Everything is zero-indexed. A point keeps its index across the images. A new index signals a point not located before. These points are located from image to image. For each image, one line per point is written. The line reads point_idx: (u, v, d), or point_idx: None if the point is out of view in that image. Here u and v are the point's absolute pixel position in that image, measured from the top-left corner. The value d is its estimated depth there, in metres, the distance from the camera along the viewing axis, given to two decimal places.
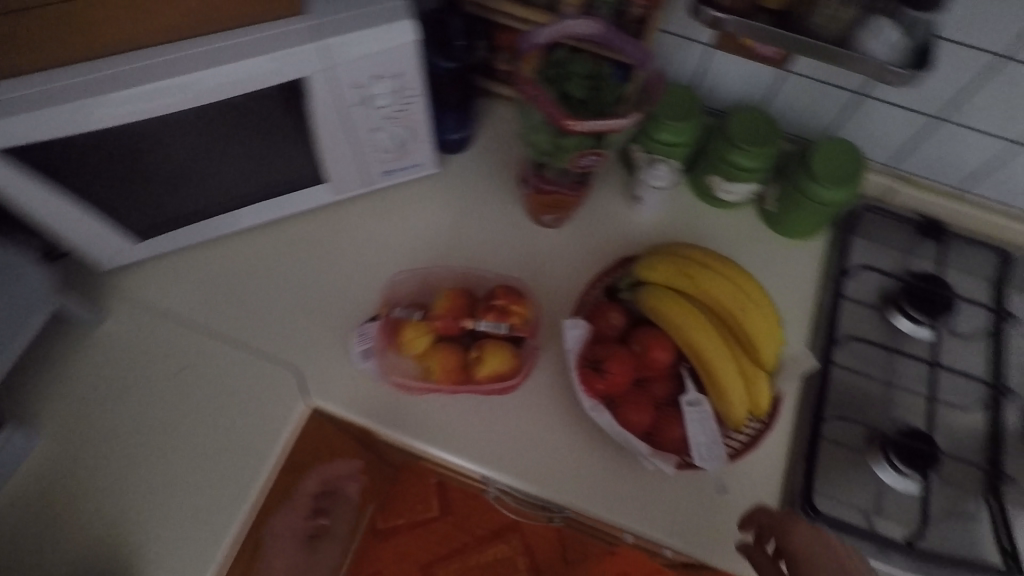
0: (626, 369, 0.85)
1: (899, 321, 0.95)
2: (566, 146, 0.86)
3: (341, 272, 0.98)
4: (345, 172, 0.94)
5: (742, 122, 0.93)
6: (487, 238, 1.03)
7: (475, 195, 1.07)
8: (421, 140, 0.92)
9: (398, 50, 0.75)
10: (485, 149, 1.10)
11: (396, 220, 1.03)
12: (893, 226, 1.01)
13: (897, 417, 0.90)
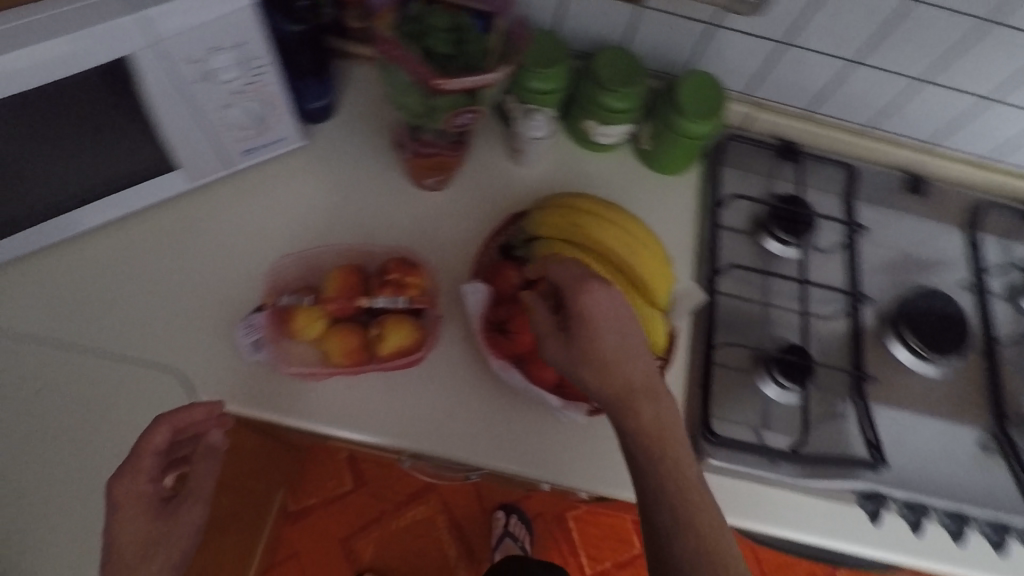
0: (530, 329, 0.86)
1: (770, 244, 1.01)
2: (437, 106, 0.83)
3: (211, 264, 0.90)
4: (197, 158, 0.85)
5: (606, 61, 0.95)
6: (369, 206, 0.98)
7: (351, 162, 1.01)
8: (280, 113, 0.84)
9: (231, 19, 0.67)
10: (355, 114, 1.04)
11: (266, 198, 0.96)
12: (755, 154, 1.07)
13: (776, 334, 0.97)
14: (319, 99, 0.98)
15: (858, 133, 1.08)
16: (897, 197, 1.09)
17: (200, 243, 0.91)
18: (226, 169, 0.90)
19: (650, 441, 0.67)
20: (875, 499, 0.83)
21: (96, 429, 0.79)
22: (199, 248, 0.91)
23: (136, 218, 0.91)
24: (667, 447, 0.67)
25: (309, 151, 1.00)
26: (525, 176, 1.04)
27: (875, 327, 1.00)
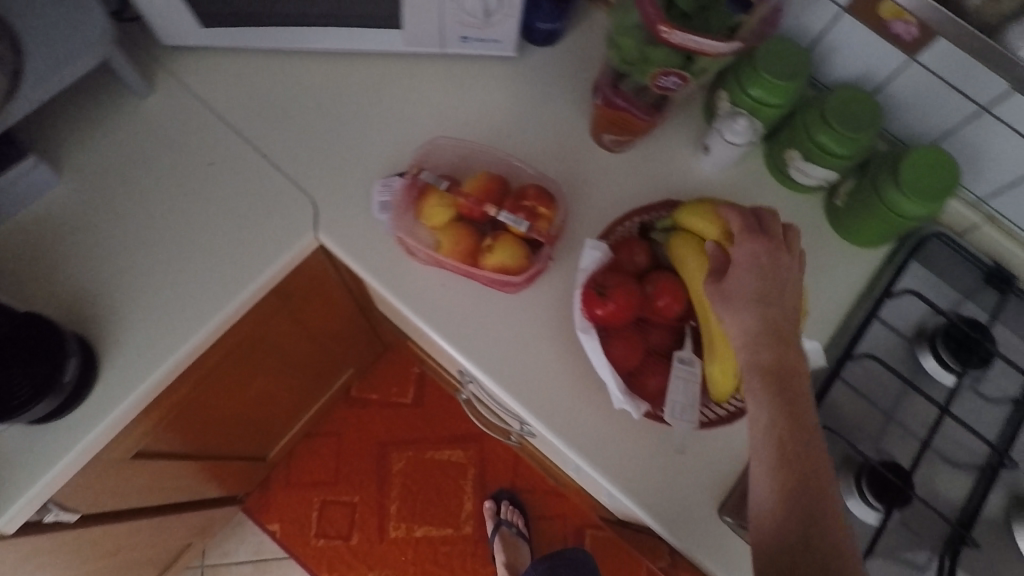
0: (631, 300, 0.64)
1: (926, 359, 0.74)
2: (650, 59, 0.61)
3: (361, 142, 0.77)
4: (421, 28, 0.75)
5: (846, 100, 0.72)
6: (538, 144, 0.78)
7: (546, 85, 0.81)
8: (510, 13, 0.72)
9: None
10: (581, 49, 0.82)
11: (448, 91, 0.80)
12: (960, 263, 0.77)
13: (885, 450, 0.72)
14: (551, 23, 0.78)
15: None
16: None
17: (361, 117, 0.78)
18: (438, 48, 0.78)
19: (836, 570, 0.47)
20: None
21: (203, 272, 0.71)
22: (350, 130, 0.78)
23: (322, 63, 0.81)
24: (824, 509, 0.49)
25: (514, 69, 0.81)
26: (702, 176, 0.79)
27: (1004, 507, 0.70)
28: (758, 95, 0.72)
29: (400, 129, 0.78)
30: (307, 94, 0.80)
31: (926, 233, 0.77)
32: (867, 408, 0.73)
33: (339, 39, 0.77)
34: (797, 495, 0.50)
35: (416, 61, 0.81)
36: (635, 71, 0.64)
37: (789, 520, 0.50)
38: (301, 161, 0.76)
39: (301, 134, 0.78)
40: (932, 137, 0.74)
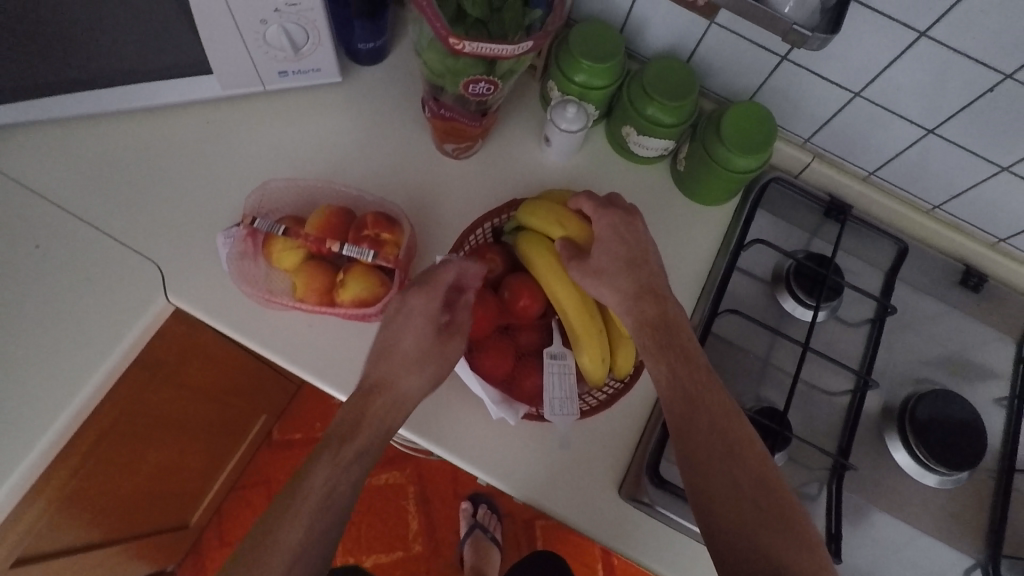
0: (490, 310, 0.66)
1: (785, 301, 0.78)
2: (454, 70, 0.61)
3: (194, 196, 0.73)
4: (232, 71, 0.72)
5: (662, 69, 0.75)
6: (379, 167, 0.77)
7: (377, 106, 0.80)
8: (322, 41, 0.70)
9: None
10: (407, 63, 0.82)
11: (278, 128, 0.77)
12: (797, 203, 0.82)
13: (764, 397, 0.75)
14: (371, 40, 0.77)
15: (922, 213, 0.81)
16: (945, 291, 0.81)
17: (191, 171, 0.75)
18: (263, 87, 0.75)
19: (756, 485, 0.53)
20: None
21: (41, 369, 0.66)
22: (179, 185, 0.74)
23: (139, 120, 0.76)
24: (739, 442, 0.55)
25: (344, 93, 0.80)
26: (548, 167, 0.81)
27: (877, 416, 0.77)
28: (583, 79, 0.74)
29: (236, 175, 0.75)
30: (128, 156, 0.75)
31: (763, 182, 0.81)
32: (737, 359, 0.76)
33: (152, 95, 0.73)
34: (716, 436, 0.55)
35: (240, 103, 0.78)
36: (449, 86, 0.64)
37: (715, 461, 0.54)
38: (132, 227, 0.72)
39: (130, 199, 0.73)
40: (751, 91, 0.78)
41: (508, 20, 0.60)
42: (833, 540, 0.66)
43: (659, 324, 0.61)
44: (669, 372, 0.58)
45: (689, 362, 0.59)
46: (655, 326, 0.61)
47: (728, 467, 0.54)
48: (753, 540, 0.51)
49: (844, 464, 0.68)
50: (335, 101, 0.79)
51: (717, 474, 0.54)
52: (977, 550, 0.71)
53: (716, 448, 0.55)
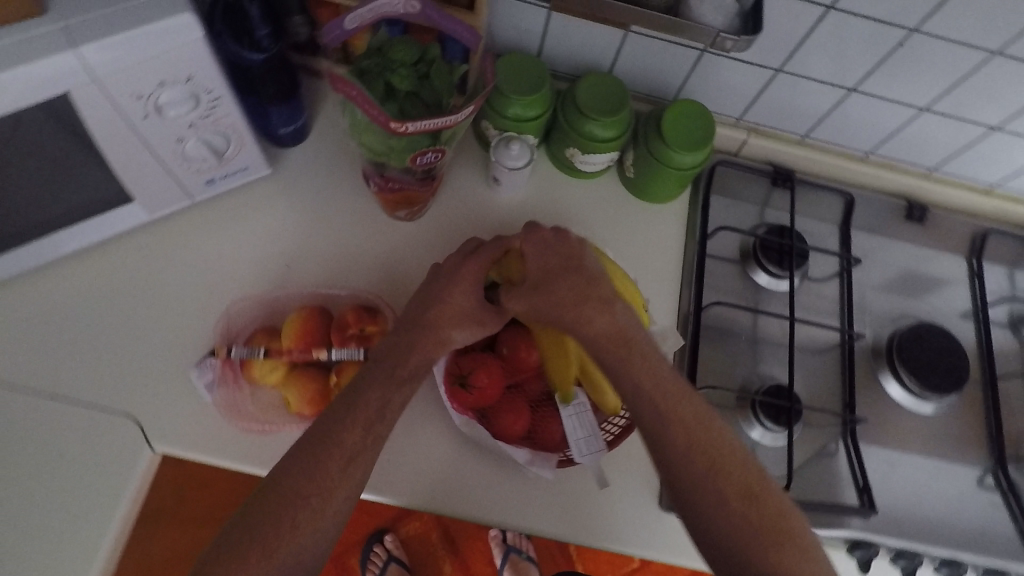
0: (497, 373, 0.65)
1: (758, 276, 0.81)
2: (396, 145, 0.59)
3: (147, 331, 0.67)
4: (157, 193, 0.67)
5: (591, 85, 0.74)
6: (333, 250, 0.74)
7: (315, 188, 0.76)
8: (244, 142, 0.67)
9: (179, 43, 0.52)
10: (334, 135, 0.79)
11: (217, 237, 0.72)
12: (743, 180, 0.84)
13: (765, 374, 0.77)
14: (291, 124, 0.73)
15: (857, 160, 0.85)
16: (892, 227, 0.86)
17: (136, 306, 0.68)
18: (190, 200, 0.71)
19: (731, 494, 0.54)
20: (866, 546, 0.66)
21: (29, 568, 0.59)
22: (127, 325, 0.67)
23: (61, 267, 0.69)
24: (715, 452, 0.55)
25: (277, 182, 0.76)
26: (503, 205, 0.80)
27: (866, 361, 0.80)
28: (516, 113, 0.73)
29: (186, 297, 0.69)
30: (59, 308, 0.67)
31: (710, 168, 0.83)
32: (732, 344, 0.78)
33: (73, 238, 0.66)
34: (692, 452, 0.55)
35: (170, 220, 0.72)
36: (391, 160, 0.62)
37: (694, 476, 0.55)
38: (87, 385, 0.65)
39: (76, 355, 0.66)
40: (678, 84, 0.79)
41: (439, 86, 0.59)
42: (865, 493, 0.69)
43: (611, 346, 0.59)
44: (635, 393, 0.57)
45: (651, 377, 0.58)
46: (607, 340, 0.59)
47: (708, 477, 0.54)
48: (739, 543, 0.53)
49: (854, 419, 0.72)
50: (270, 192, 0.75)
51: (700, 489, 0.54)
52: (986, 459, 0.76)
53: (693, 462, 0.55)
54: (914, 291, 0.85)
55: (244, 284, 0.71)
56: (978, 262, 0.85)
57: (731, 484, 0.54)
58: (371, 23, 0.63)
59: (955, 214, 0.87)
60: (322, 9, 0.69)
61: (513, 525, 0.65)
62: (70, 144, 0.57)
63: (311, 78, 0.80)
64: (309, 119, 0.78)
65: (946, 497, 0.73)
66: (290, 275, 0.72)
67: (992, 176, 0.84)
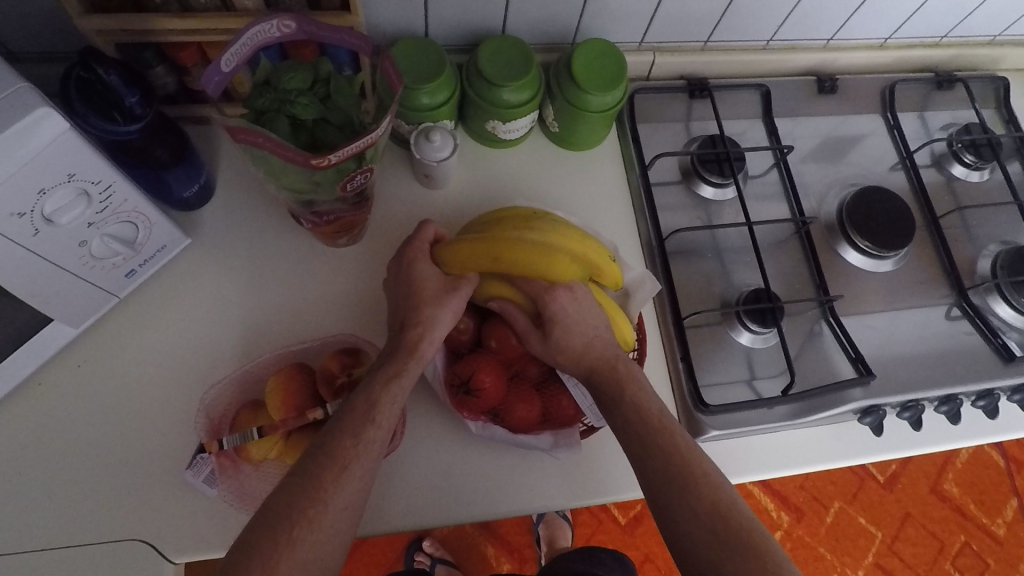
0: (498, 372, 0.65)
1: (703, 191, 0.82)
2: (320, 178, 0.55)
3: (123, 448, 0.62)
4: (76, 304, 0.60)
5: (490, 51, 0.71)
6: (285, 299, 0.69)
7: (242, 242, 0.71)
8: (153, 222, 0.61)
9: (48, 144, 0.46)
10: (243, 180, 0.73)
11: (158, 327, 0.67)
12: (661, 102, 0.84)
13: (738, 281, 0.79)
14: (194, 185, 0.68)
15: (761, 50, 0.86)
16: (808, 105, 0.89)
17: (99, 427, 0.63)
18: (116, 297, 0.65)
19: (673, 468, 0.55)
20: (875, 412, 0.71)
21: None
22: (98, 449, 0.62)
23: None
24: (696, 478, 0.54)
25: (202, 248, 0.70)
26: (441, 198, 0.77)
27: (822, 238, 0.83)
28: (425, 103, 0.69)
29: (150, 399, 0.64)
30: (15, 456, 0.61)
31: (629, 100, 0.82)
32: (701, 263, 0.79)
33: (3, 380, 0.59)
34: (644, 431, 0.57)
35: (100, 326, 0.66)
36: (318, 195, 0.59)
37: (642, 452, 0.57)
38: (79, 525, 0.60)
39: (53, 499, 0.60)
40: (573, 26, 0.77)
41: (344, 103, 0.57)
42: (860, 362, 0.73)
43: (607, 379, 0.61)
44: (622, 423, 0.58)
45: (646, 404, 0.59)
46: (603, 378, 0.61)
47: (682, 504, 0.54)
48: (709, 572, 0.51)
49: (831, 299, 0.75)
50: (198, 260, 0.70)
51: (666, 488, 0.55)
52: (948, 292, 0.82)
53: (668, 488, 0.55)
54: (844, 159, 0.89)
55: (208, 364, 0.66)
56: (892, 114, 0.89)
57: (707, 508, 0.53)
58: (247, 56, 0.57)
59: (859, 76, 0.90)
60: (183, 52, 0.63)
61: (556, 505, 0.66)
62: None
63: (196, 127, 0.74)
64: (210, 173, 0.72)
65: (924, 339, 0.79)
66: (252, 339, 0.67)
67: (883, 30, 0.87)
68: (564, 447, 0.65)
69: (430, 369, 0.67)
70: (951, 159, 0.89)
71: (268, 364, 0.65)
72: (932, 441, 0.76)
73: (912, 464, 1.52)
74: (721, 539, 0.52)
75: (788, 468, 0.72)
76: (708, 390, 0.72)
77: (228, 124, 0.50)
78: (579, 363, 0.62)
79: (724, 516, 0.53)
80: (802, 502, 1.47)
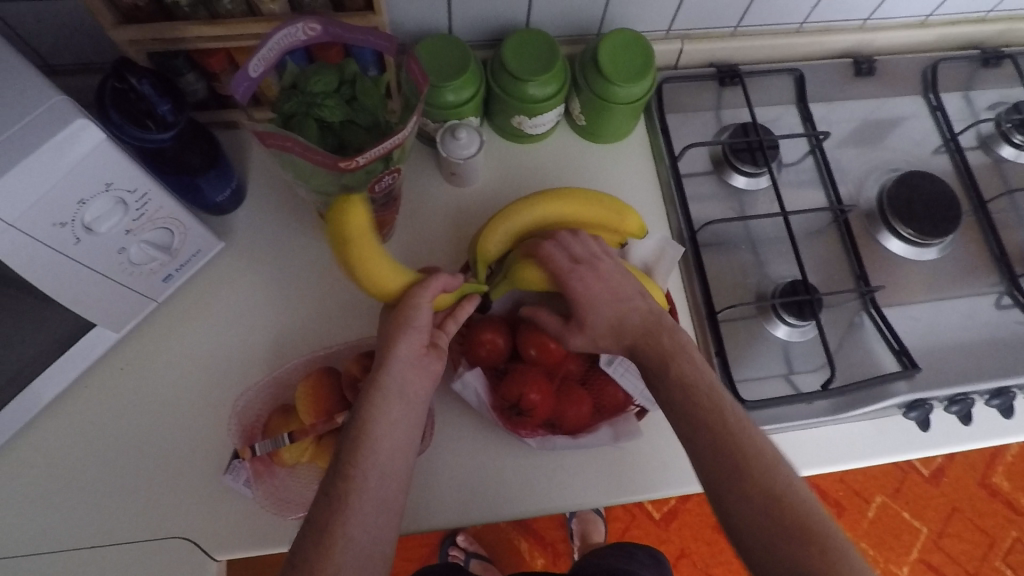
0: (544, 384, 0.65)
1: (735, 181, 0.79)
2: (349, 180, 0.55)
3: (167, 448, 0.64)
4: (117, 308, 0.62)
5: (515, 46, 0.70)
6: (316, 299, 0.70)
7: (274, 244, 0.72)
8: (188, 228, 0.62)
9: (88, 155, 0.47)
10: (273, 183, 0.74)
11: (195, 328, 0.68)
12: (690, 91, 0.83)
13: (773, 273, 0.77)
14: (226, 189, 0.68)
15: (794, 33, 0.83)
16: (843, 89, 0.86)
17: (143, 426, 0.64)
18: (155, 302, 0.66)
19: (721, 452, 0.53)
20: (921, 407, 0.68)
21: None
22: (143, 448, 0.64)
23: (50, 413, 0.64)
24: (743, 458, 0.53)
25: (236, 251, 0.71)
26: (469, 195, 0.76)
27: (861, 226, 0.80)
28: (450, 101, 0.68)
29: (190, 400, 0.65)
30: (66, 456, 0.63)
31: (657, 90, 0.80)
32: (735, 255, 0.77)
33: (51, 384, 0.61)
34: (694, 410, 0.55)
35: (142, 328, 0.68)
36: (346, 196, 0.60)
37: (692, 434, 0.55)
38: (126, 523, 0.61)
39: (100, 499, 0.62)
40: (599, 15, 0.75)
41: (371, 103, 0.57)
42: (904, 355, 0.70)
43: (652, 346, 0.59)
44: (672, 395, 0.57)
45: (694, 376, 0.57)
46: (650, 344, 0.60)
47: (733, 485, 0.52)
48: (759, 547, 0.50)
49: (872, 289, 0.72)
50: (232, 263, 0.71)
51: (722, 473, 0.53)
52: (998, 280, 0.79)
53: (718, 470, 0.53)
54: (883, 142, 0.85)
55: (245, 365, 0.67)
56: (935, 95, 0.85)
57: (758, 494, 0.51)
58: (274, 61, 0.57)
59: (899, 56, 0.86)
60: (213, 57, 0.64)
61: (598, 499, 0.65)
62: (12, 293, 0.52)
63: (226, 132, 0.75)
64: (241, 177, 0.73)
65: (973, 329, 0.76)
66: (288, 340, 0.69)
67: (924, 8, 0.82)
68: (625, 437, 0.64)
69: (475, 400, 0.64)
70: (1000, 140, 0.85)
71: (301, 368, 0.65)
72: (983, 436, 0.73)
73: (959, 458, 1.47)
74: (772, 519, 0.50)
75: (831, 464, 0.70)
76: (744, 384, 0.70)
77: (257, 129, 0.51)
78: (614, 338, 0.61)
79: (777, 495, 0.51)
80: (842, 496, 1.43)
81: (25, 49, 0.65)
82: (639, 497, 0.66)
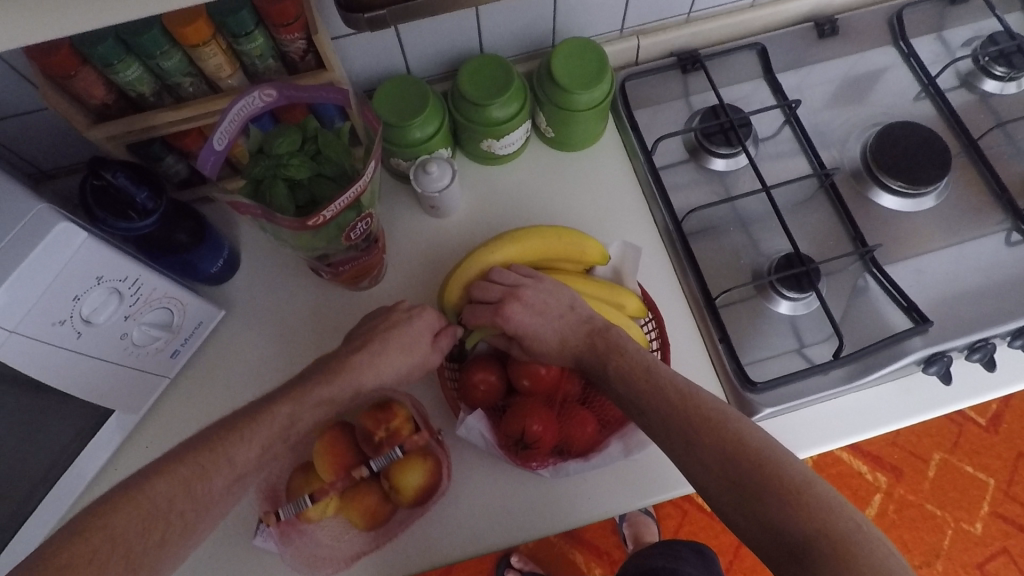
0: (545, 414, 0.66)
1: (714, 164, 0.79)
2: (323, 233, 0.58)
3: None
4: (130, 389, 0.64)
5: (471, 73, 0.71)
6: (320, 351, 0.72)
7: (270, 303, 0.74)
8: (186, 303, 0.65)
9: (73, 255, 0.50)
10: (264, 247, 0.76)
11: (208, 397, 0.71)
12: (656, 83, 0.83)
13: (767, 248, 0.76)
14: (218, 259, 0.71)
15: (749, 8, 0.82)
16: (810, 53, 0.85)
17: None
18: (168, 378, 0.69)
19: (677, 428, 0.53)
20: (939, 359, 0.66)
21: None
22: None
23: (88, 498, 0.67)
24: (694, 438, 0.52)
25: (237, 316, 0.74)
26: (453, 225, 0.78)
27: (850, 187, 0.79)
28: (416, 138, 0.70)
29: None
30: None
31: (620, 90, 0.81)
32: (726, 239, 0.76)
33: (85, 470, 0.65)
34: (646, 403, 0.55)
35: (160, 404, 0.71)
36: (330, 248, 0.62)
37: (652, 428, 0.55)
38: None
39: None
40: (549, 28, 0.76)
41: (336, 153, 0.59)
42: (914, 310, 0.68)
43: (607, 350, 0.60)
44: (626, 397, 0.57)
45: (629, 365, 0.58)
46: (606, 344, 0.60)
47: (697, 469, 0.51)
48: (741, 518, 0.49)
49: (869, 249, 0.71)
50: (235, 328, 0.73)
51: (685, 462, 0.52)
52: (1004, 217, 0.76)
53: (680, 455, 0.52)
54: (860, 99, 0.84)
55: None
56: (905, 43, 0.84)
57: (717, 468, 0.50)
58: (236, 134, 0.60)
59: (862, 9, 0.85)
60: (186, 138, 0.67)
61: (619, 506, 0.64)
62: (29, 392, 0.55)
63: (214, 206, 0.78)
64: (233, 245, 0.76)
65: (986, 271, 0.73)
66: None
67: None
68: (637, 448, 0.63)
69: (480, 442, 0.64)
70: (981, 76, 0.82)
71: None
72: (1015, 379, 0.70)
73: (1016, 402, 1.41)
74: (739, 487, 0.49)
75: (858, 433, 0.68)
76: (754, 365, 0.69)
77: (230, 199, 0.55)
78: (562, 351, 0.63)
79: (731, 458, 0.50)
80: (898, 460, 1.38)
81: (17, 162, 0.69)
82: (658, 499, 0.65)
